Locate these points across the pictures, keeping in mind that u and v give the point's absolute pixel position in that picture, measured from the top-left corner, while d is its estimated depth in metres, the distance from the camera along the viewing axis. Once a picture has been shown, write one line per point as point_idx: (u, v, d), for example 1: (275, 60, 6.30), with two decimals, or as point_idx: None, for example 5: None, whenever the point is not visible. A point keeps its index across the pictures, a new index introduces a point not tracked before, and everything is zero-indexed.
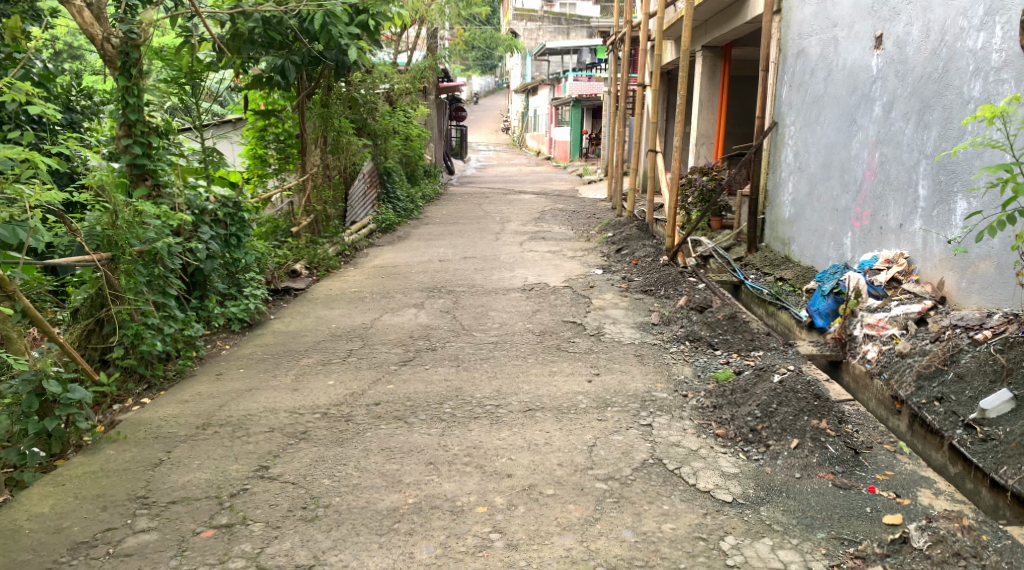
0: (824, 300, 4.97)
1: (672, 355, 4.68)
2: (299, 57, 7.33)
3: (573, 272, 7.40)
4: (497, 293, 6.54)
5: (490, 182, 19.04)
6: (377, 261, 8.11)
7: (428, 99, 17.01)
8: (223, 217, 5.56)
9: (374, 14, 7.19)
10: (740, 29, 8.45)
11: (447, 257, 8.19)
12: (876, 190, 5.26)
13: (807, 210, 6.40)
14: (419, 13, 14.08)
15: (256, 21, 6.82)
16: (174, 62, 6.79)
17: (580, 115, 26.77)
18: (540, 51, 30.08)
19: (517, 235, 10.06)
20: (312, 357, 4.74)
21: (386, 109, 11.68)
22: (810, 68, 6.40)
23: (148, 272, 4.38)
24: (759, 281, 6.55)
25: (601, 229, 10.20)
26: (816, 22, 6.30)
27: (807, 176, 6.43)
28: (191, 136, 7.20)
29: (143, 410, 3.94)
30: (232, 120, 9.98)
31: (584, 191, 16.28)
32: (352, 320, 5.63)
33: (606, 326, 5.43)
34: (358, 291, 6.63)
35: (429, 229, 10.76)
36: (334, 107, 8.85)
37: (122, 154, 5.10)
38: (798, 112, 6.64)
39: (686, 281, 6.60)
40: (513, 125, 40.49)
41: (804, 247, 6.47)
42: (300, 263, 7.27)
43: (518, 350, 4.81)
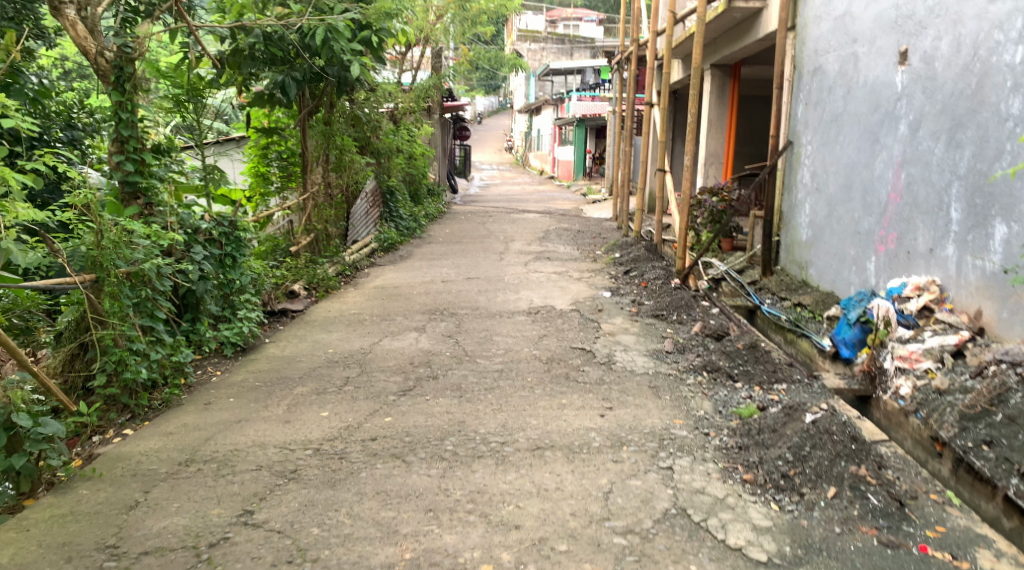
0: (849, 329, 4.70)
1: (690, 387, 4.41)
2: (300, 73, 7.06)
3: (580, 294, 7.14)
4: (501, 316, 6.27)
5: (494, 201, 18.81)
6: (378, 282, 7.85)
7: (432, 118, 16.88)
8: (218, 236, 5.30)
9: (377, 30, 6.96)
10: (753, 46, 8.22)
11: (450, 278, 7.93)
12: (902, 213, 5.01)
13: (826, 233, 6.15)
14: (424, 31, 13.93)
15: (256, 37, 6.59)
16: (175, 78, 6.57)
17: (584, 134, 26.61)
18: (544, 72, 30.08)
19: (522, 255, 9.80)
20: (306, 386, 4.45)
21: (390, 128, 11.51)
22: (828, 85, 6.16)
23: (135, 295, 4.11)
24: (776, 306, 6.30)
25: (608, 249, 9.95)
26: (834, 37, 6.07)
27: (826, 197, 6.17)
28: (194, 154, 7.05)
29: (124, 444, 3.66)
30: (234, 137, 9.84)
31: (590, 210, 16.04)
32: (350, 346, 5.34)
33: (617, 353, 5.15)
34: (357, 314, 6.35)
35: (431, 249, 10.52)
36: (337, 124, 8.63)
37: (114, 170, 4.88)
38: (814, 131, 6.40)
39: (700, 306, 6.34)
40: (517, 145, 40.45)
41: (823, 271, 6.21)
42: (298, 283, 7.00)
43: (525, 379, 4.53)
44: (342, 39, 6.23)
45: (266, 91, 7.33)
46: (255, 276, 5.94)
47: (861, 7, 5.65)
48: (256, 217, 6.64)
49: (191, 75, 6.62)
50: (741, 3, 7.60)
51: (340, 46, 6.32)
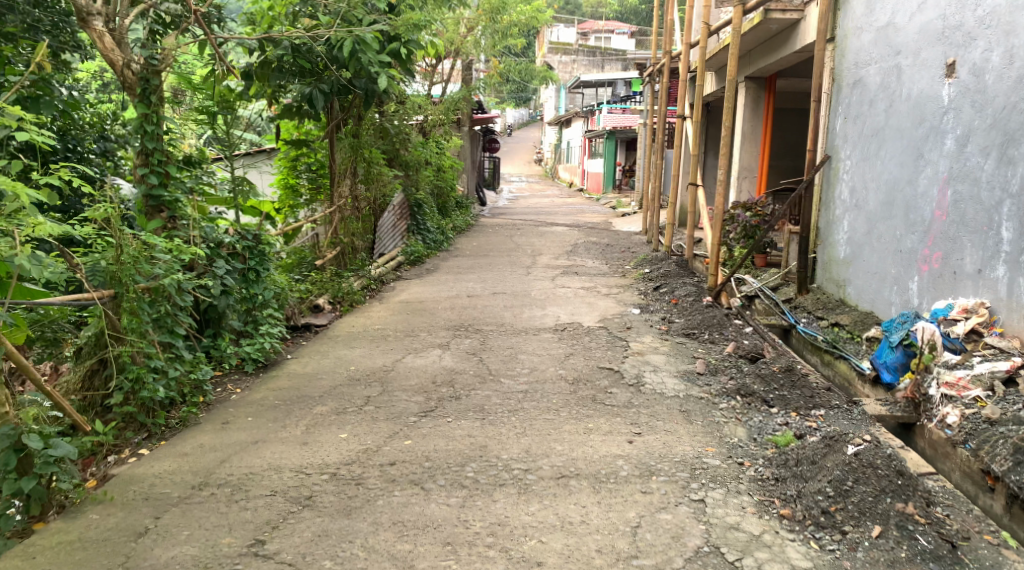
0: (891, 352, 4.51)
1: (723, 413, 4.22)
2: (327, 86, 7.01)
3: (609, 311, 6.98)
4: (527, 333, 6.13)
5: (522, 214, 18.70)
6: (403, 296, 7.76)
7: (461, 130, 16.85)
8: (241, 250, 5.22)
9: (406, 42, 6.89)
10: (789, 58, 8.02)
11: (476, 293, 7.81)
12: (948, 231, 4.80)
13: (865, 251, 5.94)
14: (454, 44, 13.91)
15: (285, 49, 6.56)
16: (205, 90, 6.54)
17: (614, 147, 26.43)
18: (574, 84, 30.00)
19: (550, 269, 9.66)
20: (326, 405, 4.35)
21: (419, 140, 11.47)
22: (868, 98, 5.96)
23: (154, 311, 4.04)
24: (811, 326, 6.12)
25: (637, 264, 9.77)
26: (875, 49, 5.88)
27: (865, 214, 5.96)
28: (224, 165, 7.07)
29: (139, 464, 3.58)
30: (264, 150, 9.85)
31: (620, 223, 15.84)
32: (372, 363, 5.23)
33: (646, 374, 4.98)
34: (380, 330, 6.25)
35: (458, 262, 10.42)
36: (365, 137, 8.58)
37: (138, 183, 4.81)
38: (854, 146, 6.20)
39: (732, 324, 6.14)
40: (547, 157, 40.37)
41: (861, 290, 5.99)
42: (323, 297, 6.93)
43: (550, 400, 4.38)
44: (370, 52, 6.16)
45: (295, 104, 7.31)
46: (279, 290, 5.87)
47: (904, 18, 5.46)
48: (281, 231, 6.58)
49: (221, 87, 6.59)
50: (777, 14, 7.43)
51: (368, 58, 6.24)
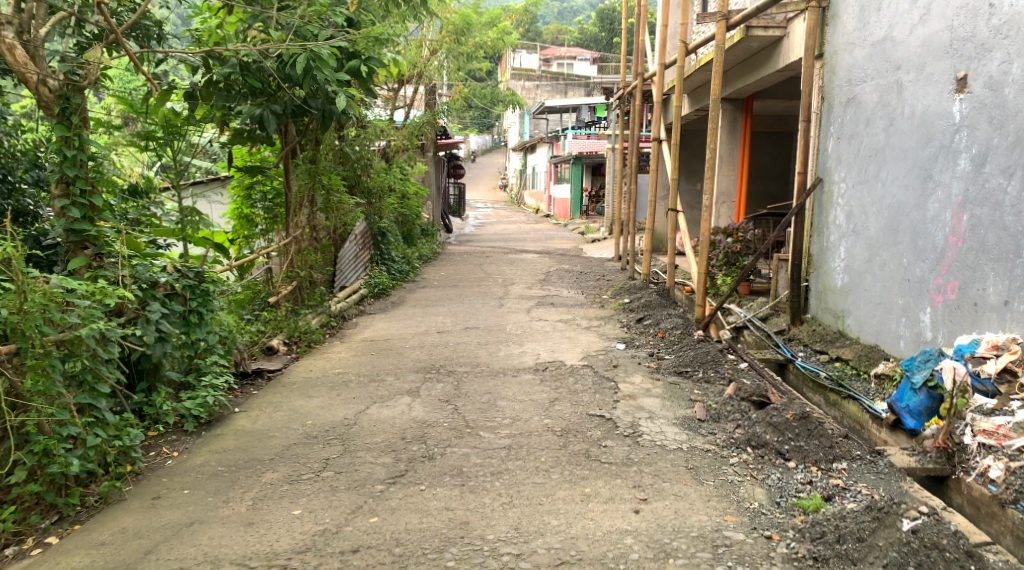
0: (915, 396, 4.03)
1: (735, 469, 3.75)
2: (280, 106, 6.42)
3: (591, 346, 6.48)
4: (505, 374, 5.59)
5: (489, 241, 18.24)
6: (366, 334, 7.17)
7: (426, 156, 16.40)
8: (180, 290, 4.59)
9: (367, 59, 6.37)
10: (772, 76, 7.68)
11: (446, 328, 7.27)
12: (966, 258, 4.42)
13: (867, 280, 5.53)
14: (417, 67, 13.46)
15: (233, 67, 6.01)
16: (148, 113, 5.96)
17: (580, 172, 26.14)
18: (539, 110, 29.80)
19: (524, 300, 9.14)
20: (277, 472, 3.76)
21: (382, 166, 10.95)
22: (865, 117, 5.61)
23: (69, 368, 3.44)
24: (810, 360, 5.71)
25: (614, 293, 9.31)
26: (870, 65, 5.54)
27: (864, 240, 5.58)
28: (171, 197, 6.55)
29: (43, 561, 3.02)
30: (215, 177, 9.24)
31: (590, 249, 15.43)
32: (333, 417, 4.65)
33: (641, 423, 4.47)
34: (341, 374, 5.65)
35: (425, 293, 9.86)
36: (324, 163, 8.03)
37: (58, 218, 4.27)
38: (849, 167, 5.83)
39: (727, 360, 5.68)
40: (512, 184, 40.09)
41: (863, 321, 5.57)
42: (278, 337, 6.33)
43: (537, 459, 3.82)
44: (327, 70, 5.63)
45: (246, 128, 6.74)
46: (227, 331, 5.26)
47: (904, 31, 5.14)
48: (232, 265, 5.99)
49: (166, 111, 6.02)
50: (759, 32, 7.09)
51: (324, 77, 5.69)
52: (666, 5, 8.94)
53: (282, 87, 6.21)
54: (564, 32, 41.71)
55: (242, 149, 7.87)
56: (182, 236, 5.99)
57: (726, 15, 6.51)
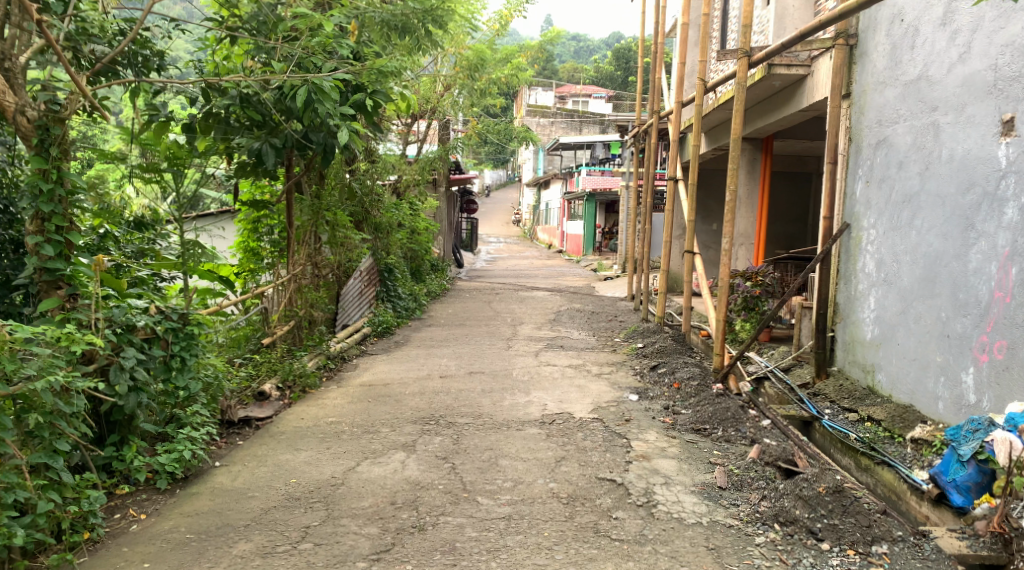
0: (962, 469, 3.64)
1: (763, 554, 3.38)
2: (280, 140, 6.12)
3: (602, 396, 6.09)
4: (509, 427, 5.22)
5: (500, 277, 17.92)
6: (365, 377, 6.83)
7: (438, 191, 16.20)
8: (161, 334, 4.30)
9: (372, 92, 6.11)
10: (795, 116, 7.38)
11: (450, 373, 6.91)
12: (1016, 315, 4.08)
13: (900, 334, 5.15)
14: (430, 102, 13.25)
15: (232, 98, 5.81)
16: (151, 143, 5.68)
17: (594, 209, 25.85)
18: (553, 146, 29.67)
19: (533, 342, 8.77)
20: (251, 542, 3.45)
21: (391, 201, 10.70)
22: (897, 160, 5.27)
23: (22, 423, 3.14)
24: (838, 420, 5.31)
25: (627, 336, 8.93)
26: (903, 105, 5.21)
27: (897, 290, 5.21)
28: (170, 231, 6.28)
29: None
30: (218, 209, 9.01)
31: (603, 288, 15.07)
32: (319, 475, 4.31)
33: (656, 489, 4.09)
34: (334, 425, 5.30)
35: (431, 333, 9.52)
36: (329, 199, 7.79)
37: (30, 256, 4.00)
38: (880, 212, 5.47)
39: (749, 418, 5.29)
40: (526, 219, 39.90)
41: (895, 377, 5.18)
42: (270, 381, 6.01)
43: (540, 535, 3.51)
44: (327, 103, 5.38)
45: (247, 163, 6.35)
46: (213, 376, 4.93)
47: (941, 70, 4.82)
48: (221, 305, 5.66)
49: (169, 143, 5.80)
50: (782, 70, 6.80)
51: (325, 111, 5.43)
52: (683, 43, 8.70)
53: (279, 117, 5.93)
54: (579, 69, 41.83)
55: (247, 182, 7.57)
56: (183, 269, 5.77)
57: (748, 52, 6.22)
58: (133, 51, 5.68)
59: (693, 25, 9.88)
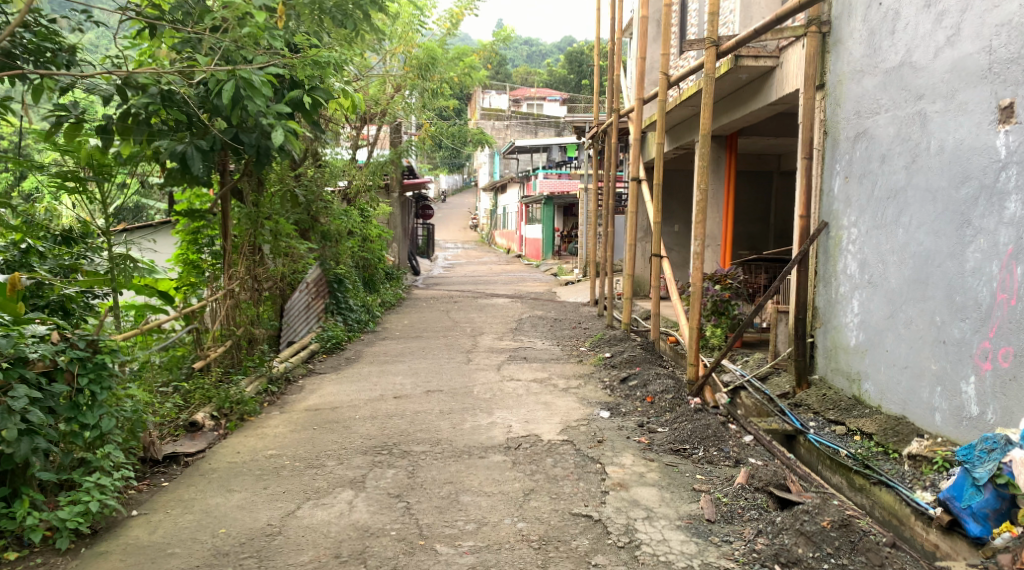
0: (977, 495, 3.32)
1: None
2: (207, 143, 5.53)
3: (571, 413, 5.63)
4: (469, 455, 4.73)
5: (458, 284, 17.40)
6: (311, 401, 6.28)
7: (391, 197, 15.63)
8: (62, 365, 3.76)
9: (311, 89, 5.65)
10: (763, 110, 7.06)
11: (404, 392, 6.40)
12: (1022, 318, 3.74)
13: (888, 341, 4.80)
14: (381, 104, 12.70)
15: (152, 96, 5.21)
16: (70, 149, 5.16)
17: (552, 212, 25.48)
18: (509, 150, 29.26)
19: (494, 354, 8.28)
20: None
21: (341, 208, 10.15)
22: (879, 154, 4.93)
23: None
24: (824, 434, 4.94)
25: (592, 344, 8.51)
26: (884, 94, 4.87)
27: (884, 292, 4.86)
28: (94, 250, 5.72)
29: None
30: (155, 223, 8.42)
31: (564, 293, 14.65)
32: (251, 523, 3.81)
33: (637, 525, 3.67)
34: (273, 460, 4.77)
35: (385, 347, 8.98)
36: (270, 207, 7.25)
37: None
38: (861, 210, 5.12)
39: (731, 435, 4.88)
40: (484, 224, 39.41)
41: (884, 387, 4.81)
42: (203, 410, 5.45)
43: None
44: (259, 100, 4.90)
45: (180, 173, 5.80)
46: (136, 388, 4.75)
47: (926, 56, 4.48)
48: (141, 329, 5.13)
49: (89, 148, 5.22)
50: (749, 61, 6.49)
51: (256, 107, 4.95)
52: (643, 37, 8.34)
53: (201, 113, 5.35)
54: (534, 74, 41.56)
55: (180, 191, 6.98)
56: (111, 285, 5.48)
57: (716, 41, 5.85)
58: (32, 42, 5.03)
59: (652, 20, 9.52)
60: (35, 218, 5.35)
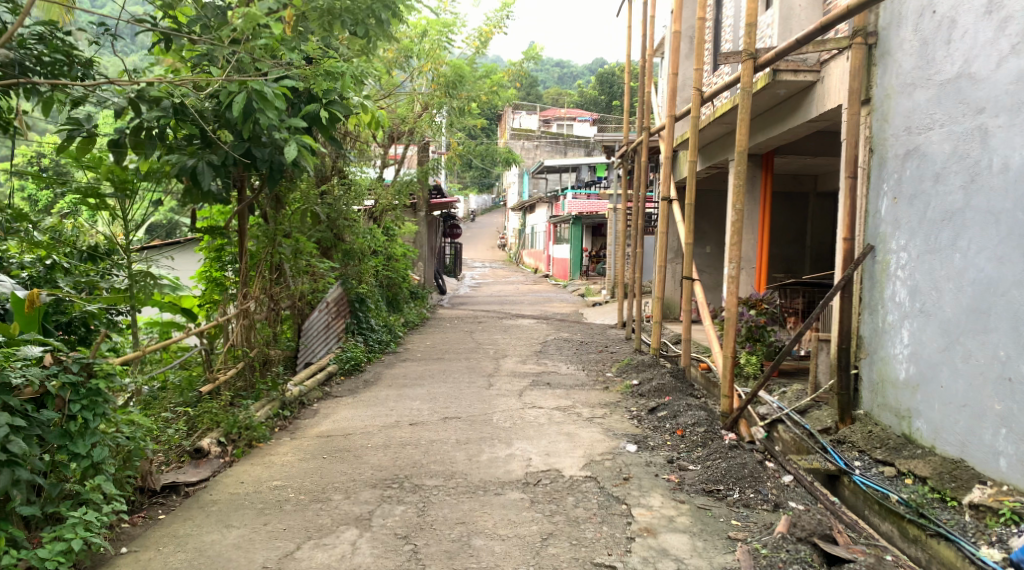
0: None
1: None
2: (219, 157, 5.25)
3: (596, 446, 5.29)
4: (485, 491, 4.41)
5: (484, 304, 17.13)
6: (324, 427, 6.01)
7: (417, 216, 15.46)
8: (52, 391, 3.56)
9: (329, 102, 5.41)
10: (802, 127, 6.72)
11: (421, 419, 6.10)
12: None
13: (943, 375, 4.40)
14: (407, 122, 12.54)
15: (165, 109, 4.98)
16: (91, 166, 5.03)
17: (581, 231, 25.13)
18: (538, 169, 29.05)
19: (516, 379, 7.96)
20: None
21: (363, 226, 9.95)
22: (932, 172, 4.57)
23: None
24: (871, 475, 4.54)
25: (619, 370, 8.15)
26: (938, 108, 4.52)
27: (937, 323, 4.47)
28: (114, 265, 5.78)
29: None
30: (181, 240, 8.31)
31: (591, 315, 14.28)
32: (246, 566, 3.54)
33: None
34: (277, 492, 4.49)
35: (405, 369, 8.70)
36: (288, 224, 7.04)
37: None
38: (912, 233, 4.75)
39: (770, 476, 4.49)
40: (512, 243, 39.18)
41: (939, 426, 4.41)
42: (210, 435, 5.21)
43: None
44: (270, 113, 4.63)
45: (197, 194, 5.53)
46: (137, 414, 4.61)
47: (987, 66, 4.13)
48: (141, 353, 4.93)
49: (110, 165, 5.06)
50: (788, 76, 6.16)
51: (268, 121, 4.69)
52: (675, 53, 8.02)
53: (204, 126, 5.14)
54: (564, 94, 41.46)
55: (204, 207, 6.83)
56: (131, 303, 5.38)
57: (754, 54, 5.51)
58: (43, 54, 4.82)
59: (685, 36, 9.21)
60: (62, 235, 5.65)
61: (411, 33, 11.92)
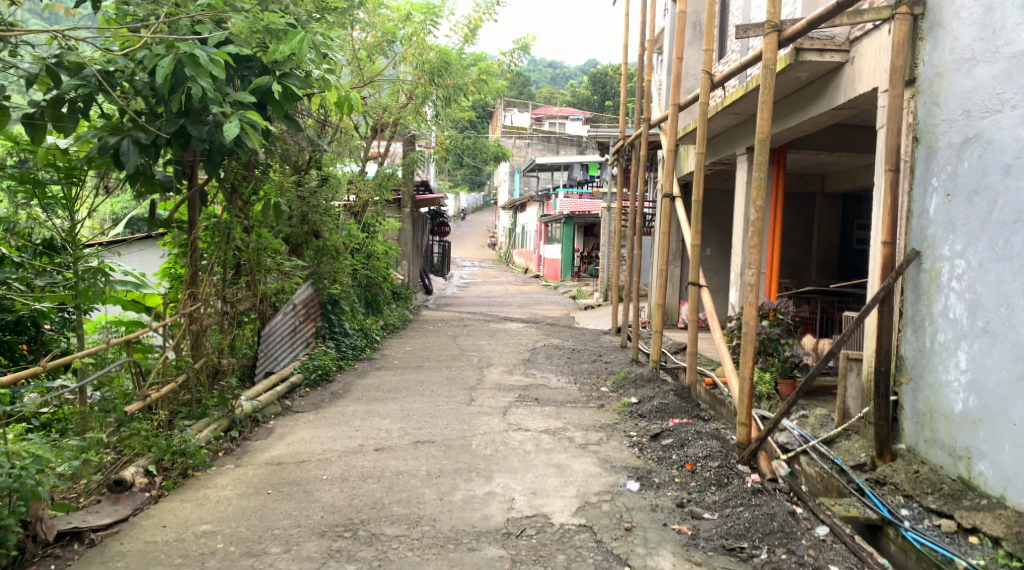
0: None
1: None
2: (149, 137, 4.36)
3: (591, 482, 4.48)
4: (455, 544, 3.60)
5: (471, 305, 16.32)
6: (275, 452, 5.18)
7: (401, 212, 14.62)
8: None
9: (283, 74, 4.64)
10: (827, 114, 5.96)
11: (388, 444, 5.27)
12: None
13: (1016, 412, 3.63)
14: (390, 111, 11.74)
15: (85, 78, 4.16)
16: (26, 149, 4.48)
17: (571, 233, 23.99)
18: (529, 166, 28.26)
19: (501, 393, 7.15)
20: None
21: (336, 221, 9.11)
22: (1002, 163, 3.80)
23: None
24: (925, 531, 3.77)
25: (615, 385, 7.35)
26: (1012, 86, 3.75)
27: (1009, 345, 3.70)
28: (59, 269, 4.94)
29: None
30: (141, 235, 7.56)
31: (584, 320, 13.47)
32: None
33: None
34: (202, 542, 3.67)
35: (379, 379, 7.86)
36: (246, 218, 6.22)
37: None
38: (972, 237, 3.97)
39: (804, 530, 3.73)
40: (503, 242, 38.39)
41: (1011, 472, 3.63)
42: (137, 465, 4.38)
43: None
44: (204, 80, 3.92)
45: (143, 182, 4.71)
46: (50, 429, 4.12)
47: None
48: (80, 355, 4.12)
49: (48, 146, 4.49)
50: (814, 55, 5.41)
51: (202, 91, 3.96)
52: (680, 35, 7.19)
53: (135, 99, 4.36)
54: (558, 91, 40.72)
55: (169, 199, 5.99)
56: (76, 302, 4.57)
57: (777, 25, 4.66)
58: None
59: (690, 21, 8.44)
60: (15, 226, 4.94)
61: (395, 15, 11.05)
